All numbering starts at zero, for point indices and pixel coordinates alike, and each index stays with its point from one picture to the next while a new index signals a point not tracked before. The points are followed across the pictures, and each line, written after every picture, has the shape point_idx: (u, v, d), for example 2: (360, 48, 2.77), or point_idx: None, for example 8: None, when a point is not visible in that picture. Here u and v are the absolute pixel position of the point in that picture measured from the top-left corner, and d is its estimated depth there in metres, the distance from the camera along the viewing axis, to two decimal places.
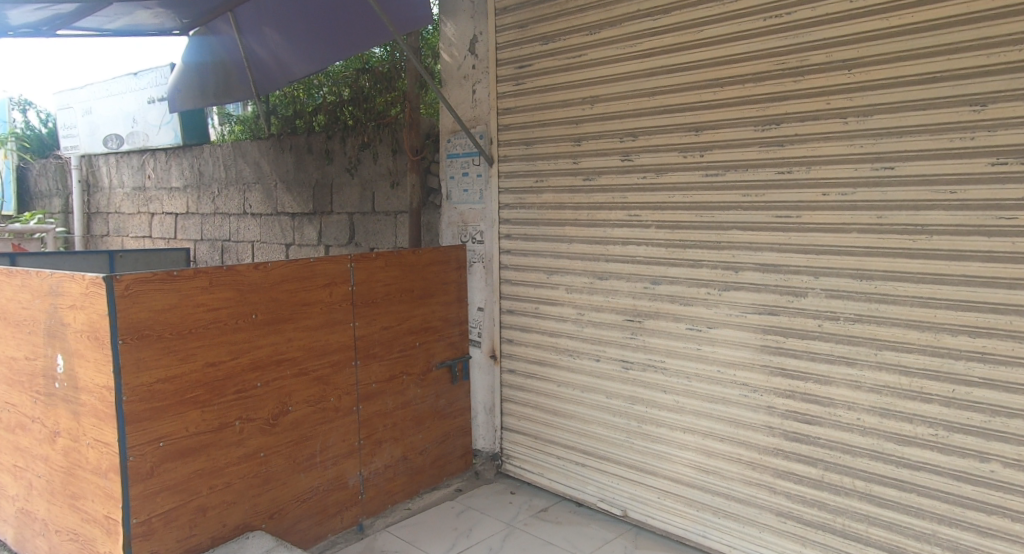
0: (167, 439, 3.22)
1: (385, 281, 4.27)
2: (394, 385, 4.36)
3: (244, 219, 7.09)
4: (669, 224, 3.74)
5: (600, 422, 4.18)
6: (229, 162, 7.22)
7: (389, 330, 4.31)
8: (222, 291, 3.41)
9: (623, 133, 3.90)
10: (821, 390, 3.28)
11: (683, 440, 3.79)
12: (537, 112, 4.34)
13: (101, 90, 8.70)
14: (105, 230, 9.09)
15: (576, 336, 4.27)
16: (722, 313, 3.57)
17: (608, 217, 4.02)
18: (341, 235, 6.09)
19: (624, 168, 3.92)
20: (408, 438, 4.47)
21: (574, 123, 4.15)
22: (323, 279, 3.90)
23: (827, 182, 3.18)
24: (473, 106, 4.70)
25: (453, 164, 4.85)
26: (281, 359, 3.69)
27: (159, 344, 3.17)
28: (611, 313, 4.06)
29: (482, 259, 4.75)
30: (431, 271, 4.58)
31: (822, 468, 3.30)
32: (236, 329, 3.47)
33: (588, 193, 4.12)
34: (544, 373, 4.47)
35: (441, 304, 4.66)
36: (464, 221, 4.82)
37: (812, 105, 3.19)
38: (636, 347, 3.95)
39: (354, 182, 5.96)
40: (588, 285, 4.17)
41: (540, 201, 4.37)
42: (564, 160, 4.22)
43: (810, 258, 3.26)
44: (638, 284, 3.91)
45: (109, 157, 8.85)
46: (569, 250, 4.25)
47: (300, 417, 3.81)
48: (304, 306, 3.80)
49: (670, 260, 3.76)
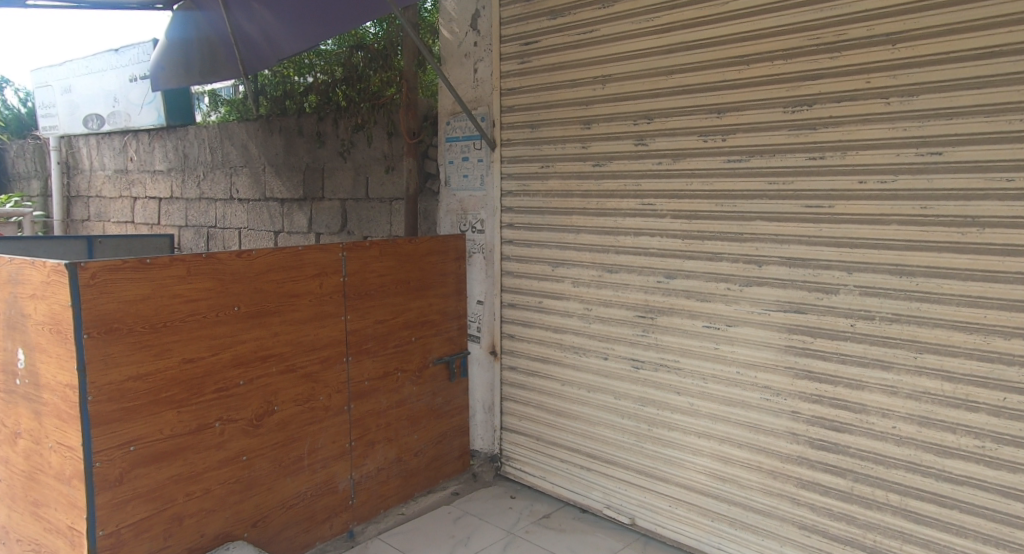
0: (139, 443, 2.94)
1: (380, 272, 4.00)
2: (387, 383, 4.09)
3: (231, 205, 6.79)
4: (686, 213, 3.47)
5: (608, 424, 3.92)
6: (215, 144, 6.91)
7: (383, 323, 4.03)
8: (202, 281, 3.13)
9: (638, 115, 3.62)
10: (851, 395, 3.02)
11: (697, 445, 3.53)
12: (544, 92, 4.05)
13: (82, 67, 8.44)
14: (85, 215, 8.75)
15: (583, 333, 4.00)
16: (743, 310, 3.30)
17: (620, 206, 3.75)
18: (332, 223, 5.81)
19: (638, 153, 3.64)
20: (403, 439, 4.21)
21: (584, 104, 3.87)
22: (313, 269, 3.62)
23: (866, 168, 2.91)
24: (474, 86, 4.41)
25: (452, 148, 4.57)
26: (267, 354, 3.42)
27: (130, 338, 2.89)
28: (621, 309, 3.80)
29: (483, 249, 4.48)
30: (428, 262, 4.30)
31: (850, 479, 3.05)
32: (217, 322, 3.20)
33: (598, 179, 3.84)
34: (548, 371, 4.21)
35: (439, 297, 4.39)
36: (464, 209, 4.54)
37: (850, 85, 2.92)
38: (648, 345, 3.69)
39: (347, 167, 5.66)
40: (597, 278, 3.90)
41: (545, 188, 4.10)
42: (573, 145, 3.94)
43: (843, 251, 2.99)
44: (651, 278, 3.65)
45: (89, 138, 8.52)
46: (576, 241, 3.98)
47: (287, 418, 3.54)
48: (292, 298, 3.53)
49: (687, 252, 3.49)
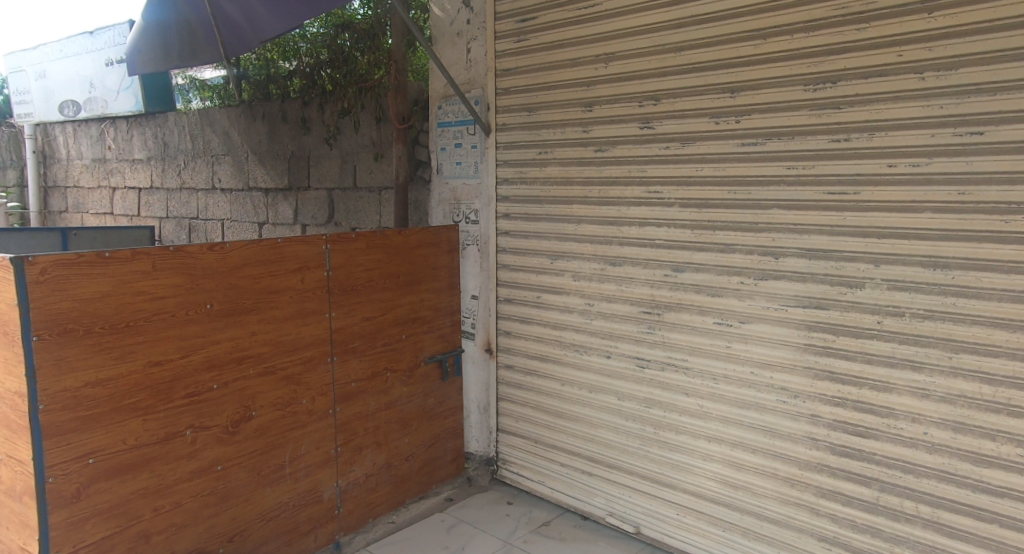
0: (99, 455, 2.72)
1: (367, 266, 3.74)
2: (376, 384, 3.84)
3: (213, 195, 6.52)
4: (696, 202, 3.22)
5: (610, 427, 3.67)
6: (196, 132, 6.63)
7: (371, 321, 3.78)
8: (169, 277, 2.90)
9: (644, 96, 3.36)
10: (878, 398, 2.77)
11: (707, 450, 3.27)
12: (542, 73, 3.79)
13: (57, 50, 8.33)
14: (64, 206, 8.45)
15: (584, 330, 3.75)
16: (758, 306, 3.04)
17: (624, 194, 3.50)
18: (318, 214, 5.54)
19: (644, 137, 3.38)
20: (393, 443, 3.96)
21: (585, 85, 3.60)
22: (294, 263, 3.36)
23: (896, 150, 2.66)
24: (468, 67, 4.15)
25: (444, 134, 4.31)
26: (243, 355, 3.18)
27: (86, 341, 2.66)
28: (625, 304, 3.55)
29: (477, 240, 4.22)
30: (419, 254, 4.04)
31: (876, 489, 2.80)
32: (186, 321, 2.96)
33: (600, 166, 3.59)
34: (547, 370, 3.96)
35: (430, 292, 4.14)
36: (457, 198, 4.28)
37: (880, 59, 2.67)
38: (654, 343, 3.44)
39: (333, 155, 5.38)
40: (599, 272, 3.65)
41: (544, 175, 3.84)
42: (573, 129, 3.69)
43: (869, 242, 2.74)
44: (657, 271, 3.40)
45: (66, 125, 8.22)
46: (576, 232, 3.73)
47: (266, 423, 3.30)
48: (271, 294, 3.28)
49: (697, 244, 3.23)
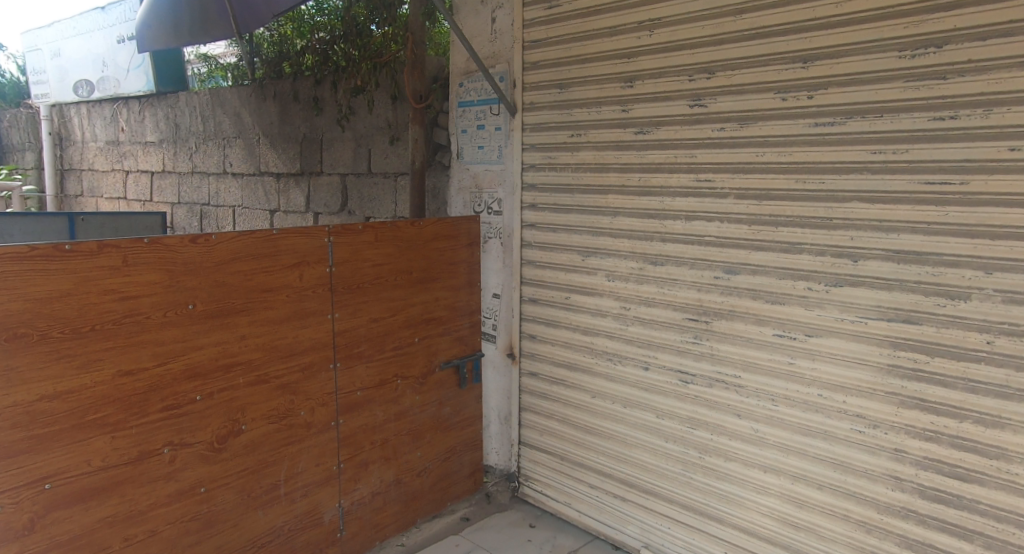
0: (57, 479, 2.37)
1: (375, 260, 3.33)
2: (384, 393, 3.44)
3: (225, 179, 6.17)
4: (755, 193, 2.77)
5: (650, 449, 3.24)
6: (207, 113, 6.28)
7: (379, 322, 3.37)
8: (142, 273, 2.50)
9: (695, 69, 2.92)
10: (982, 435, 2.31)
11: (763, 482, 2.82)
12: (576, 43, 3.35)
13: (70, 28, 8.04)
14: (79, 190, 8.18)
15: (619, 337, 3.33)
16: (828, 318, 2.58)
17: (669, 183, 3.06)
18: (331, 201, 5.16)
19: (694, 117, 2.93)
20: (403, 458, 3.56)
21: (628, 56, 3.15)
22: (291, 257, 2.96)
23: (1017, 130, 2.20)
24: (492, 39, 3.71)
25: (465, 114, 3.87)
26: (231, 362, 2.78)
27: (42, 348, 2.30)
28: (667, 309, 3.12)
29: (500, 233, 3.79)
30: (434, 248, 3.63)
31: (978, 544, 2.34)
32: (162, 324, 2.56)
33: (640, 150, 3.15)
34: (577, 381, 3.53)
35: (447, 290, 3.73)
36: (478, 185, 3.85)
37: (999, 16, 2.21)
38: (701, 355, 3.01)
39: (347, 137, 4.99)
40: (637, 272, 3.22)
41: (576, 161, 3.41)
42: (611, 108, 3.24)
43: (978, 244, 2.28)
44: (706, 273, 2.97)
45: (80, 105, 7.92)
46: (612, 226, 3.29)
47: (259, 439, 2.90)
48: (264, 293, 2.88)
49: (755, 241, 2.79)
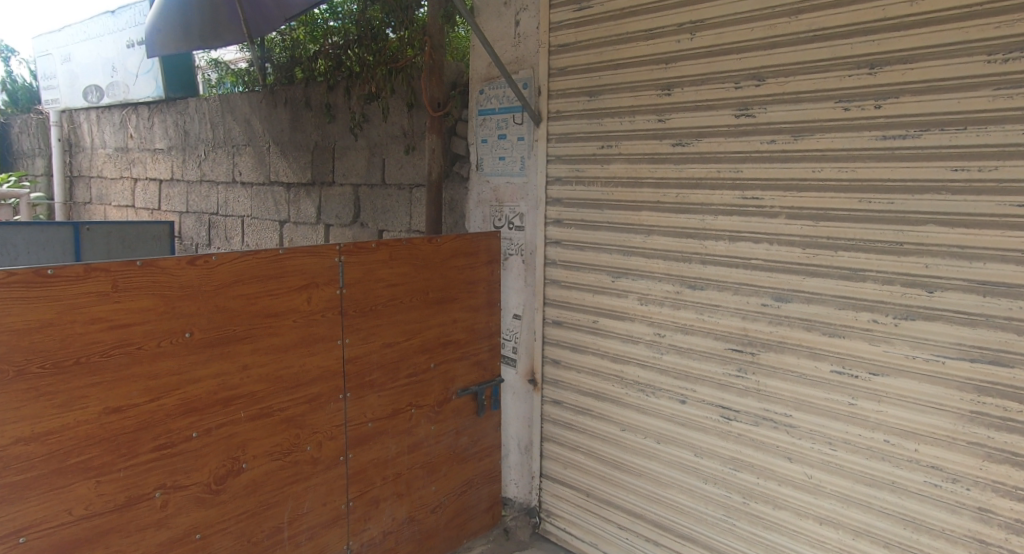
0: (33, 531, 2.12)
1: (389, 281, 3.08)
2: (397, 423, 3.18)
3: (234, 189, 5.96)
4: (811, 212, 2.52)
5: (686, 491, 2.97)
6: (216, 119, 6.06)
7: (392, 347, 3.12)
8: (134, 299, 2.24)
9: (743, 75, 2.67)
10: None
11: (819, 535, 2.57)
12: (609, 47, 3.09)
13: (80, 32, 7.87)
14: (87, 198, 8.00)
15: (652, 367, 3.05)
16: (896, 354, 2.34)
17: (711, 200, 2.79)
18: (343, 213, 4.93)
19: (741, 128, 2.68)
20: (417, 493, 3.30)
21: (665, 62, 2.90)
22: (299, 279, 2.71)
23: None
24: (516, 43, 3.46)
25: (485, 123, 3.62)
26: (232, 396, 2.52)
27: (17, 385, 2.05)
28: (706, 338, 2.86)
29: (522, 250, 3.53)
30: (452, 267, 3.38)
31: None
32: (155, 356, 2.30)
33: (678, 163, 2.88)
34: (604, 412, 3.26)
35: (465, 311, 3.46)
36: (498, 199, 3.60)
37: None
38: (745, 391, 2.75)
39: (360, 146, 4.76)
40: (672, 296, 2.95)
41: (606, 174, 3.14)
42: (646, 117, 2.98)
43: None
44: (752, 300, 2.70)
45: (89, 111, 7.74)
46: (645, 245, 3.03)
47: (261, 478, 2.64)
48: (269, 318, 2.62)
49: (809, 266, 2.54)
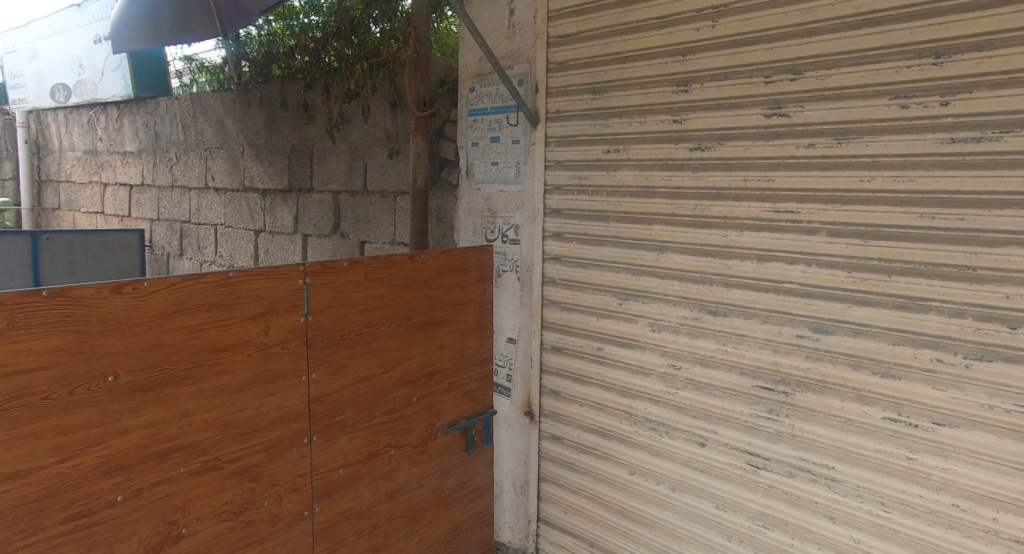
0: None
1: (364, 304, 2.67)
2: (373, 468, 2.77)
3: (207, 195, 5.55)
4: (859, 229, 2.13)
5: (706, 548, 2.58)
6: (188, 120, 5.65)
7: (368, 380, 2.71)
8: (40, 338, 1.84)
9: (774, 68, 2.28)
10: None
11: None
12: (616, 38, 2.70)
13: (46, 27, 7.44)
14: (56, 203, 7.57)
15: (666, 403, 2.65)
16: (968, 403, 1.98)
17: (735, 213, 2.40)
18: (322, 222, 4.53)
19: (772, 129, 2.29)
20: (396, 546, 2.90)
21: (681, 53, 2.51)
22: (254, 306, 2.31)
23: None
24: (510, 34, 3.06)
25: (476, 124, 3.22)
26: (169, 449, 2.12)
27: None
28: (730, 373, 2.46)
29: (517, 266, 3.13)
30: (438, 286, 2.97)
31: None
32: (68, 407, 1.89)
33: (696, 170, 2.49)
34: (610, 452, 2.86)
35: (453, 336, 3.06)
36: (491, 209, 3.20)
37: None
38: (777, 437, 2.35)
39: (340, 150, 4.36)
40: (689, 323, 2.55)
41: (612, 183, 2.74)
42: (659, 118, 2.58)
43: None
44: (786, 331, 2.31)
45: (58, 112, 7.32)
46: (657, 264, 2.63)
47: (205, 544, 2.24)
48: (217, 354, 2.22)
49: (856, 293, 2.15)
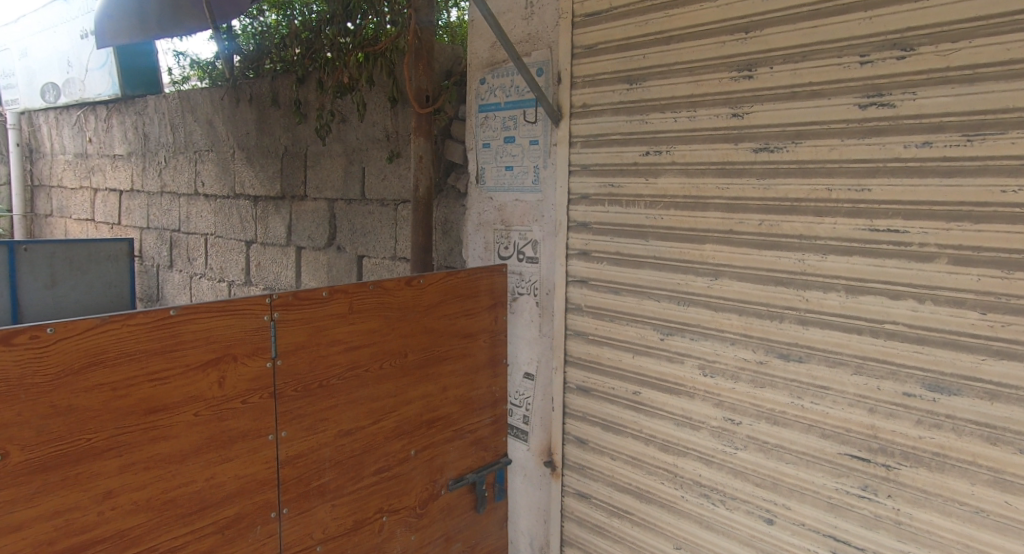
0: None
1: (348, 342, 2.15)
2: (360, 541, 2.26)
3: (196, 202, 5.09)
4: (1000, 257, 1.62)
5: None
6: (176, 121, 5.19)
7: (353, 434, 2.20)
8: None
9: (873, 44, 1.75)
10: None
11: None
12: (658, 13, 2.17)
13: (36, 23, 7.03)
14: (48, 210, 7.16)
15: (721, 467, 2.12)
16: None
17: (815, 231, 1.86)
18: (316, 233, 4.05)
19: (869, 124, 1.76)
20: None
21: (744, 29, 1.98)
22: (202, 352, 1.81)
23: None
24: (528, 13, 2.55)
25: (488, 122, 2.71)
26: (81, 543, 1.65)
27: None
28: (808, 435, 1.93)
29: (535, 289, 2.61)
30: (442, 316, 2.45)
31: None
32: None
33: (761, 177, 1.96)
34: (650, 522, 2.33)
35: (460, 375, 2.54)
36: (504, 221, 2.68)
37: None
38: (875, 522, 1.82)
39: (335, 152, 3.86)
40: (752, 369, 2.02)
41: (652, 192, 2.21)
42: (713, 111, 2.05)
43: None
44: (889, 385, 1.77)
45: (48, 113, 6.91)
46: (709, 294, 2.10)
47: None
48: (151, 417, 1.73)
49: (992, 341, 1.64)
